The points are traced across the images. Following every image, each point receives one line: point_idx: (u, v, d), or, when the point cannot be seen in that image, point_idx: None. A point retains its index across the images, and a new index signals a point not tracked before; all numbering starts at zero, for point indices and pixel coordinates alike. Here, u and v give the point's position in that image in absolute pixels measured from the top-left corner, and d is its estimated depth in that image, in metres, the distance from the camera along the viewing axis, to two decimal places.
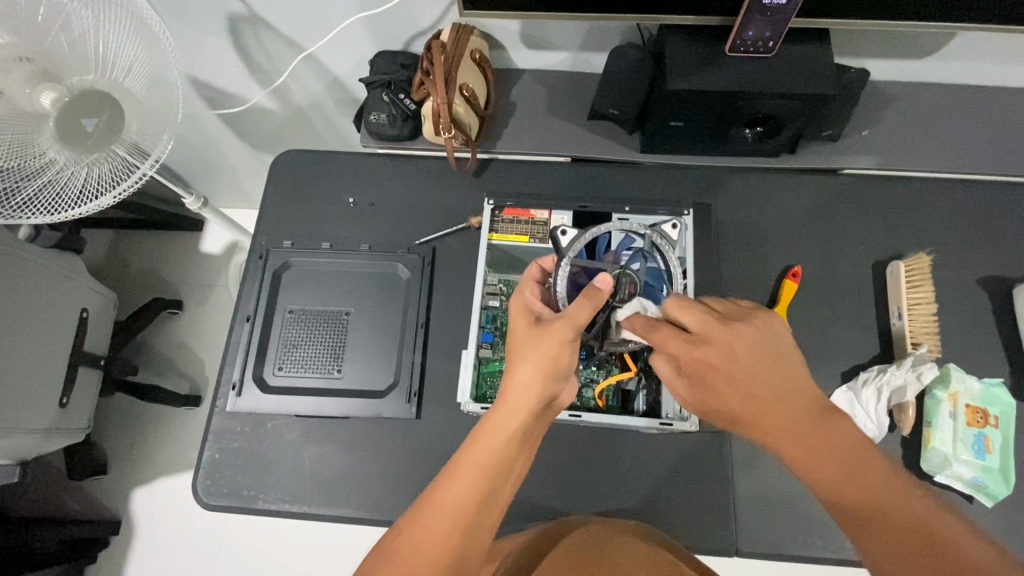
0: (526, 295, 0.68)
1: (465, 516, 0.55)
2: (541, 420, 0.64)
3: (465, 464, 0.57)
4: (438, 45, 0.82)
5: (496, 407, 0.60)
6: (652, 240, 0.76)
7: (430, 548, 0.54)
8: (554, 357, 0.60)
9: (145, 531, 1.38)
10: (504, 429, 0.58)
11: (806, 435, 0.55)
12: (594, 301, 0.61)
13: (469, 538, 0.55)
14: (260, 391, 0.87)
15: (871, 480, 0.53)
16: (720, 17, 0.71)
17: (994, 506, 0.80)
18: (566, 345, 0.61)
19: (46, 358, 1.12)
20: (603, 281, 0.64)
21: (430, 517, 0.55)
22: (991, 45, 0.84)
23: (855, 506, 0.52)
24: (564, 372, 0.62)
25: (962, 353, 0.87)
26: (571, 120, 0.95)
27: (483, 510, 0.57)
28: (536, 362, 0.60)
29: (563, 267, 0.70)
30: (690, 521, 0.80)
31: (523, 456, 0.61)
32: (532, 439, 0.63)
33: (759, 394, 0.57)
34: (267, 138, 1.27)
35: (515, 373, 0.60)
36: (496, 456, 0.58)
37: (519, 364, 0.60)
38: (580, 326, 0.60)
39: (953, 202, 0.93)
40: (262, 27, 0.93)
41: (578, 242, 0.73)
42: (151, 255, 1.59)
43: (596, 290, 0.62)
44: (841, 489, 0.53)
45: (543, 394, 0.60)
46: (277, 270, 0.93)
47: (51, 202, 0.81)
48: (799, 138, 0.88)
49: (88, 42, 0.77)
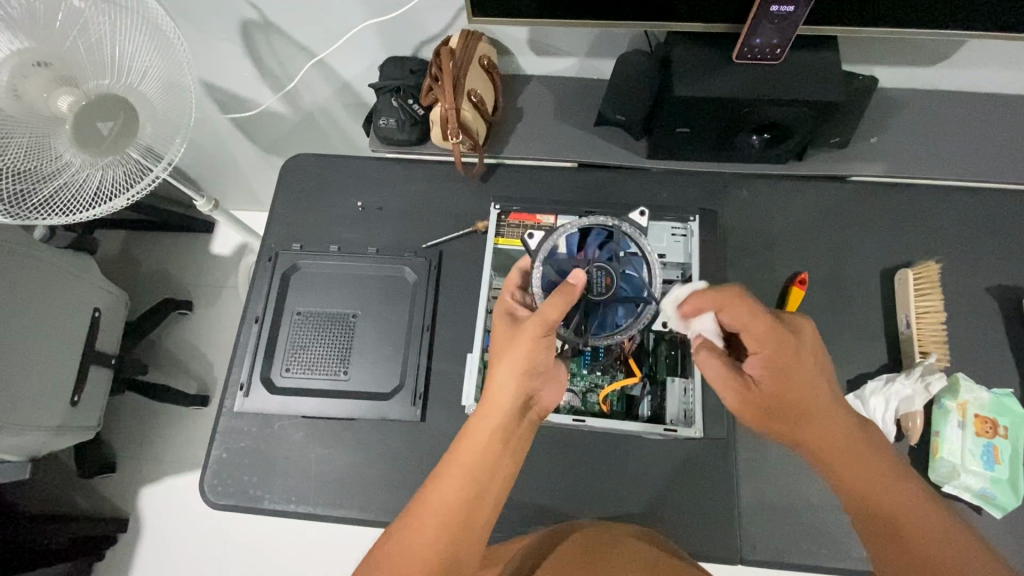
0: (508, 300, 0.71)
1: (452, 517, 0.56)
2: (527, 422, 0.63)
3: (448, 469, 0.58)
4: (447, 51, 0.82)
5: (478, 412, 0.61)
6: (624, 232, 0.75)
7: (420, 552, 0.55)
8: (528, 355, 0.61)
9: (153, 529, 1.40)
10: (483, 431, 0.59)
11: (850, 457, 0.60)
12: (566, 297, 0.61)
13: (457, 540, 0.56)
14: (266, 391, 0.87)
15: (895, 493, 0.58)
16: (727, 25, 0.71)
17: (1002, 518, 0.79)
18: (536, 344, 0.61)
19: (58, 356, 1.14)
20: (577, 276, 0.63)
21: (417, 521, 0.56)
22: (1000, 53, 0.84)
23: (881, 525, 0.58)
24: (541, 369, 0.63)
25: (971, 362, 0.86)
26: (578, 125, 0.95)
27: (470, 511, 0.57)
28: (512, 361, 0.61)
29: (538, 269, 0.73)
30: (693, 528, 0.80)
31: (509, 460, 0.61)
32: (519, 443, 0.62)
33: (819, 408, 0.60)
34: (278, 142, 1.29)
35: (493, 375, 0.61)
36: (477, 457, 0.59)
37: (496, 367, 0.62)
38: (551, 324, 0.60)
39: (963, 211, 0.92)
40: (274, 32, 0.94)
41: (549, 243, 0.75)
42: (163, 256, 1.61)
43: (567, 285, 0.62)
44: (869, 499, 0.58)
45: (521, 392, 0.61)
46: (286, 272, 0.94)
47: (65, 204, 0.82)
48: (807, 144, 0.87)
49: (104, 47, 0.78)
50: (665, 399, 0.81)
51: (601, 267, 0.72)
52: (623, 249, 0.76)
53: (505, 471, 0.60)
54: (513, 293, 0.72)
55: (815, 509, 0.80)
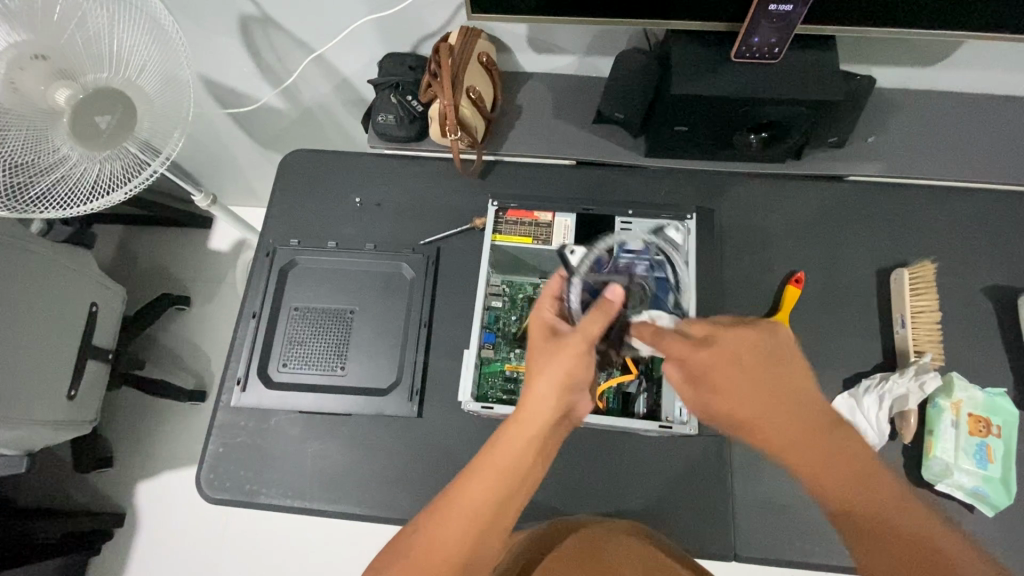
0: (544, 314, 0.67)
1: (482, 517, 0.56)
2: (558, 433, 0.64)
3: (482, 468, 0.58)
4: (446, 47, 0.82)
5: (516, 417, 0.61)
6: (657, 247, 0.83)
7: (445, 548, 0.54)
8: (568, 369, 0.62)
9: (149, 523, 1.40)
10: (521, 438, 0.59)
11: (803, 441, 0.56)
12: (606, 314, 0.63)
13: (484, 540, 0.55)
14: (263, 385, 0.88)
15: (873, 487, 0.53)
16: (726, 24, 0.71)
17: (995, 516, 0.80)
18: (580, 360, 0.62)
19: (55, 351, 1.14)
20: (615, 293, 0.65)
21: (446, 515, 0.56)
22: (997, 54, 0.84)
23: (851, 508, 0.53)
24: (580, 385, 0.63)
25: (966, 362, 0.86)
26: (577, 123, 0.95)
27: (499, 513, 0.56)
28: (551, 375, 0.62)
29: (576, 284, 0.72)
30: (688, 524, 0.81)
31: (539, 469, 0.61)
32: (549, 453, 0.63)
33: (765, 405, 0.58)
34: (277, 138, 1.29)
35: (532, 385, 0.62)
36: (512, 462, 0.58)
37: (536, 380, 0.62)
38: (592, 338, 0.62)
39: (960, 211, 0.93)
40: (273, 27, 0.94)
41: (587, 261, 0.77)
42: (160, 251, 1.61)
43: (606, 302, 0.64)
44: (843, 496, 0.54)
45: (560, 405, 0.62)
46: (283, 267, 0.94)
47: (62, 199, 0.82)
48: (805, 143, 0.88)
49: (103, 40, 0.78)
50: (661, 396, 0.81)
51: (639, 281, 0.76)
52: (656, 262, 0.80)
53: (535, 477, 0.61)
54: (549, 303, 0.68)
55: (810, 507, 0.81)
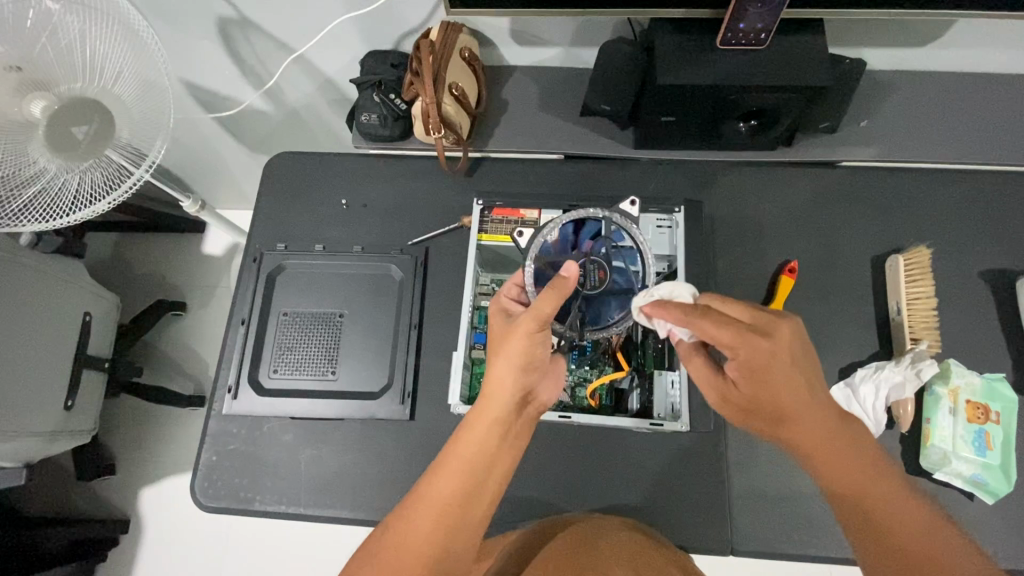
0: (503, 299, 0.73)
1: (449, 510, 0.56)
2: (527, 416, 0.64)
3: (447, 461, 0.58)
4: (427, 44, 0.80)
5: (478, 404, 0.61)
6: (617, 219, 0.76)
7: (414, 543, 0.54)
8: (525, 351, 0.62)
9: (153, 529, 1.41)
10: (481, 425, 0.59)
11: (825, 443, 0.57)
12: (559, 292, 0.61)
13: (454, 532, 0.56)
14: (254, 392, 0.87)
15: (877, 489, 0.55)
16: (711, 11, 0.70)
17: (994, 503, 0.79)
18: (533, 340, 0.62)
19: (51, 363, 1.14)
20: (569, 269, 0.62)
21: (414, 512, 0.56)
22: (992, 31, 0.82)
23: (864, 510, 0.55)
24: (538, 365, 0.63)
25: (964, 348, 0.85)
26: (563, 116, 0.94)
27: (467, 505, 0.57)
28: (509, 359, 0.61)
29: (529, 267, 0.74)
30: (685, 520, 0.80)
31: (509, 455, 0.61)
32: (518, 437, 0.63)
33: (792, 405, 0.56)
34: (264, 139, 1.27)
35: (491, 370, 0.61)
36: (476, 453, 0.58)
37: (495, 363, 0.62)
38: (545, 319, 0.60)
39: (957, 194, 0.91)
40: (252, 29, 0.93)
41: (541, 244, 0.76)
42: (154, 257, 1.61)
43: (560, 280, 0.62)
44: (860, 500, 0.55)
45: (519, 387, 0.61)
46: (271, 272, 0.94)
47: (43, 211, 0.81)
48: (795, 130, 0.86)
49: (76, 49, 0.77)
50: (653, 392, 0.81)
51: (595, 261, 0.74)
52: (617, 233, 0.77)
53: (504, 461, 0.60)
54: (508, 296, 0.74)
55: (806, 499, 0.80)
